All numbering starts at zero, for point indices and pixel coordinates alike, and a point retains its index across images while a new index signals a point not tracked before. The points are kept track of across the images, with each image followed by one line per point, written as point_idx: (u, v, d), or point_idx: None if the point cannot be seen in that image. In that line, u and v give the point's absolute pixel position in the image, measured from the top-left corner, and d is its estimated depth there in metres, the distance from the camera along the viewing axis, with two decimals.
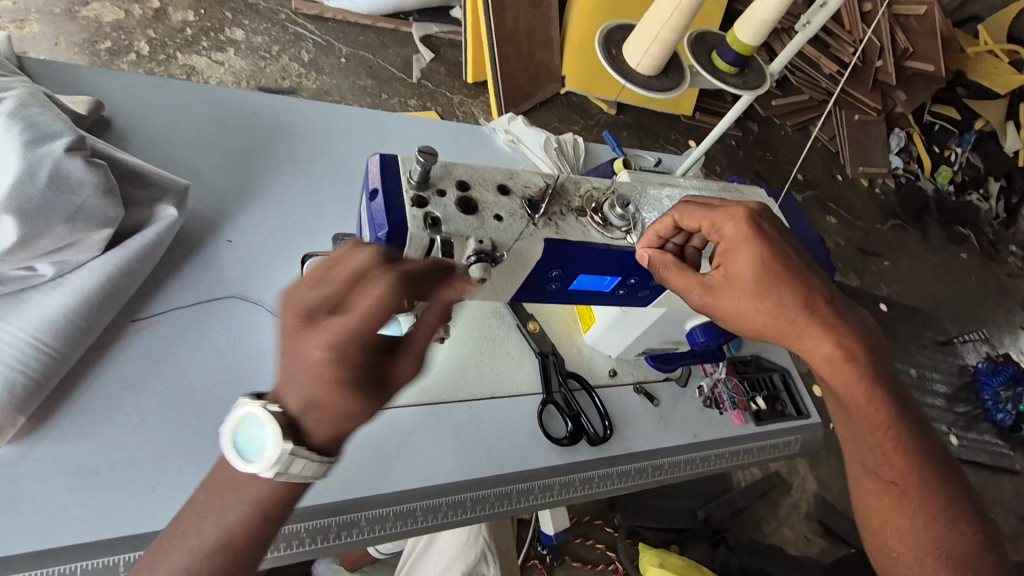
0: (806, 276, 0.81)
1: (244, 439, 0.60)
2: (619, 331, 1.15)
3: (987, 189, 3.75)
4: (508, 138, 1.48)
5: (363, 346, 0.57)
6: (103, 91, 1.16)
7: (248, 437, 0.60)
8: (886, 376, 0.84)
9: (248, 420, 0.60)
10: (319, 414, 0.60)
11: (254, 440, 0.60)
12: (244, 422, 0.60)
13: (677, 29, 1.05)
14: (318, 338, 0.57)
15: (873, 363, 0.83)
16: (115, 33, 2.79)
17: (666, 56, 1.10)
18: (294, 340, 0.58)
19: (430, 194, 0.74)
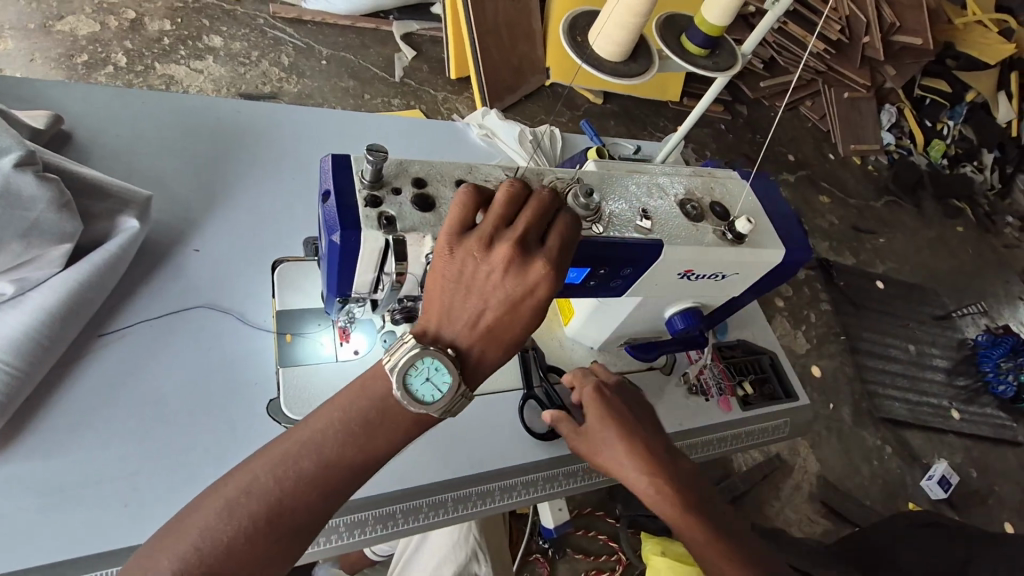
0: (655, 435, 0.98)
1: (420, 379, 0.67)
2: (599, 322, 1.13)
3: (981, 160, 3.73)
4: (481, 132, 1.46)
5: (554, 261, 0.68)
6: (68, 106, 1.14)
7: (427, 377, 0.67)
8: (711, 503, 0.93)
9: (434, 359, 0.66)
10: (500, 338, 0.69)
11: (435, 381, 0.67)
12: (423, 362, 0.67)
13: (640, 13, 1.03)
14: (515, 259, 0.66)
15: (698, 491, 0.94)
16: (91, 46, 2.77)
17: (631, 41, 1.08)
18: (484, 262, 0.66)
19: (384, 193, 0.72)
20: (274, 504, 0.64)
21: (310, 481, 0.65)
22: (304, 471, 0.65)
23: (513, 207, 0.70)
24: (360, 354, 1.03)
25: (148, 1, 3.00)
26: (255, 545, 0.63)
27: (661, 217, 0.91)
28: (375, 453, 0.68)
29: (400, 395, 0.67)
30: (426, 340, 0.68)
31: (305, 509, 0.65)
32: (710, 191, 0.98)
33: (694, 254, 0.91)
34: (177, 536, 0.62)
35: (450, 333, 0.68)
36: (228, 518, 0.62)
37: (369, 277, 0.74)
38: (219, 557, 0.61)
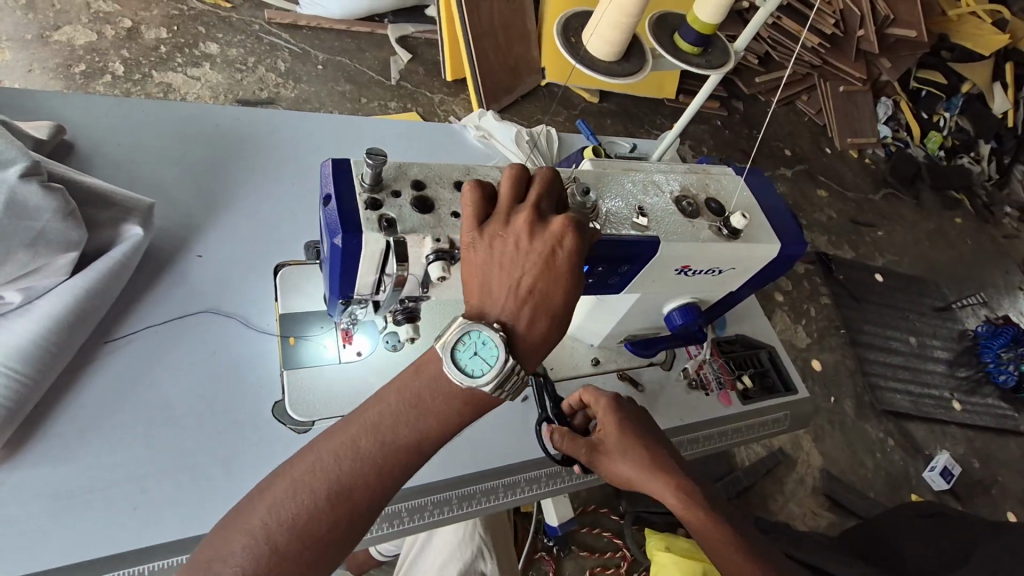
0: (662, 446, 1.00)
1: (468, 354, 0.67)
2: (598, 318, 1.14)
3: (978, 151, 3.73)
4: (479, 134, 1.48)
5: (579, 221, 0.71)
6: (70, 117, 1.16)
7: (475, 351, 0.66)
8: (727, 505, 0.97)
9: (481, 333, 0.66)
10: (546, 303, 0.68)
11: (482, 355, 0.66)
12: (469, 337, 0.67)
13: (633, 13, 1.05)
14: (534, 222, 0.69)
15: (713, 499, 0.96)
16: (88, 55, 2.79)
17: (624, 42, 1.09)
18: (507, 232, 0.69)
19: (384, 195, 0.74)
20: (328, 489, 0.65)
21: (366, 467, 0.66)
22: (360, 452, 0.66)
23: (520, 188, 0.73)
24: (363, 355, 1.04)
25: (144, 9, 3.02)
26: (309, 530, 0.63)
27: (658, 214, 0.92)
28: (423, 435, 0.67)
29: (450, 371, 0.67)
30: (473, 319, 0.68)
31: (363, 494, 0.66)
32: (705, 188, 0.99)
33: (690, 250, 0.92)
34: (240, 525, 0.63)
35: (495, 308, 0.68)
36: (286, 501, 0.64)
37: (371, 279, 0.76)
38: (277, 543, 0.62)
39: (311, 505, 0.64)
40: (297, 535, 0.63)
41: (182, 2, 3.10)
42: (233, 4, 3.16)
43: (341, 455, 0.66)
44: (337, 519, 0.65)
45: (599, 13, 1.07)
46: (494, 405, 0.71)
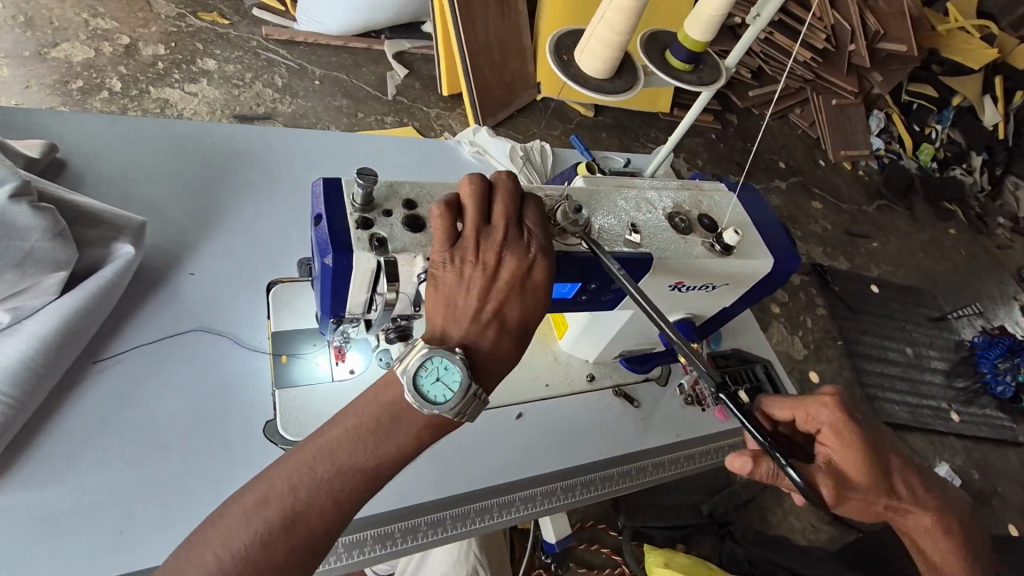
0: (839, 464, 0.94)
1: (430, 380, 0.66)
2: (593, 334, 1.14)
3: (970, 163, 3.77)
4: (473, 149, 1.49)
5: (538, 245, 0.73)
6: (64, 134, 1.16)
7: (438, 377, 0.66)
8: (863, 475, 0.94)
9: (443, 358, 0.66)
10: (508, 324, 0.70)
11: (445, 381, 0.66)
12: (431, 362, 0.66)
13: (624, 32, 1.06)
14: (498, 246, 0.70)
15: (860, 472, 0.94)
16: (86, 72, 2.80)
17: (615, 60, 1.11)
18: (471, 256, 0.69)
19: (375, 215, 0.73)
20: (282, 517, 0.63)
21: (322, 494, 0.65)
22: (316, 477, 0.65)
23: (485, 204, 0.73)
24: (355, 373, 1.03)
25: (142, 26, 3.04)
26: (263, 559, 0.62)
27: (650, 230, 0.92)
28: (381, 457, 0.67)
29: (411, 396, 0.66)
30: (434, 342, 0.68)
31: (321, 518, 0.65)
32: (698, 204, 1.00)
33: (684, 266, 0.92)
34: (193, 557, 0.62)
35: (457, 331, 0.68)
36: (237, 534, 0.62)
37: (362, 297, 0.75)
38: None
39: (264, 535, 0.62)
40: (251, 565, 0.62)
41: (179, 18, 3.12)
42: (231, 21, 3.19)
43: (298, 482, 0.64)
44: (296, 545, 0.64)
45: (591, 32, 1.08)
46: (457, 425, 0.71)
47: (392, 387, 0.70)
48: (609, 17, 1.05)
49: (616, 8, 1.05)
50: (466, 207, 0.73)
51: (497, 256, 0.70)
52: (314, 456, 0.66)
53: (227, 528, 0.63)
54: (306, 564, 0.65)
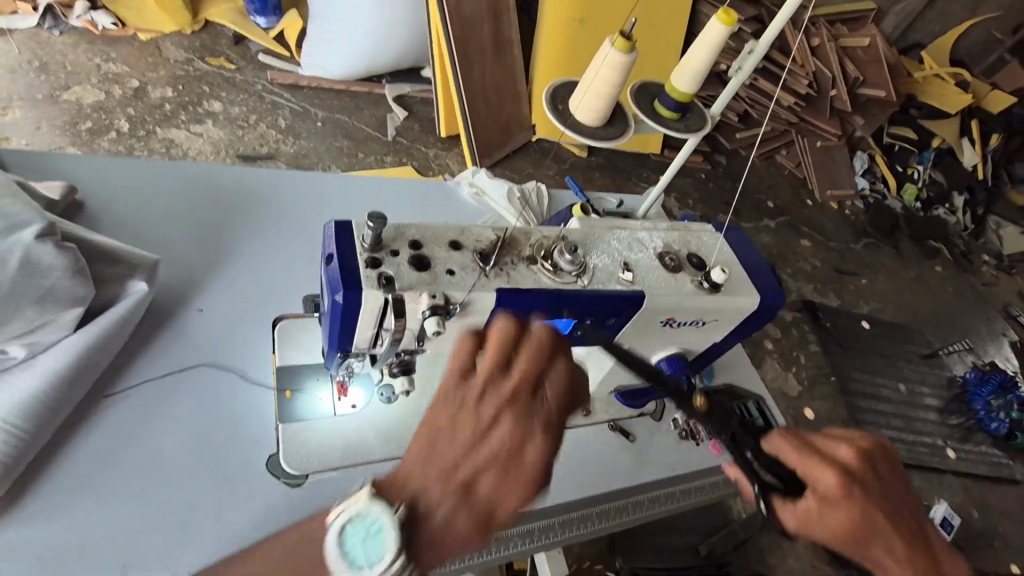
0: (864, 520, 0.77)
1: (358, 536, 0.64)
2: (588, 369, 1.17)
3: (953, 203, 3.91)
4: (472, 191, 1.54)
5: (545, 427, 0.72)
6: (80, 175, 1.21)
7: (367, 535, 0.64)
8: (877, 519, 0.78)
9: (376, 518, 0.63)
10: (472, 497, 0.66)
11: (373, 542, 0.63)
12: (364, 517, 0.64)
13: (615, 84, 1.14)
14: (500, 403, 0.71)
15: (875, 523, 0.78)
16: (95, 113, 2.90)
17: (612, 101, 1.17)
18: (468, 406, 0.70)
19: (383, 254, 0.78)
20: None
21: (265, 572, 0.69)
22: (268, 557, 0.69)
23: (510, 351, 0.75)
24: (357, 408, 1.04)
25: (151, 70, 3.16)
26: None
27: (642, 269, 0.97)
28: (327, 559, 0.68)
29: (331, 547, 0.66)
30: (388, 492, 0.66)
31: None
32: (687, 244, 1.05)
33: (674, 302, 0.96)
34: None
35: (419, 487, 0.66)
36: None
37: (369, 333, 0.79)
38: None
39: None
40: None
41: (188, 63, 3.25)
42: (237, 65, 3.32)
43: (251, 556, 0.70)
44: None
45: (584, 84, 1.16)
46: None
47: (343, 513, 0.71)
48: (600, 70, 1.13)
49: (607, 64, 1.12)
50: (493, 347, 0.75)
51: (492, 415, 0.70)
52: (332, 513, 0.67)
53: None
54: None
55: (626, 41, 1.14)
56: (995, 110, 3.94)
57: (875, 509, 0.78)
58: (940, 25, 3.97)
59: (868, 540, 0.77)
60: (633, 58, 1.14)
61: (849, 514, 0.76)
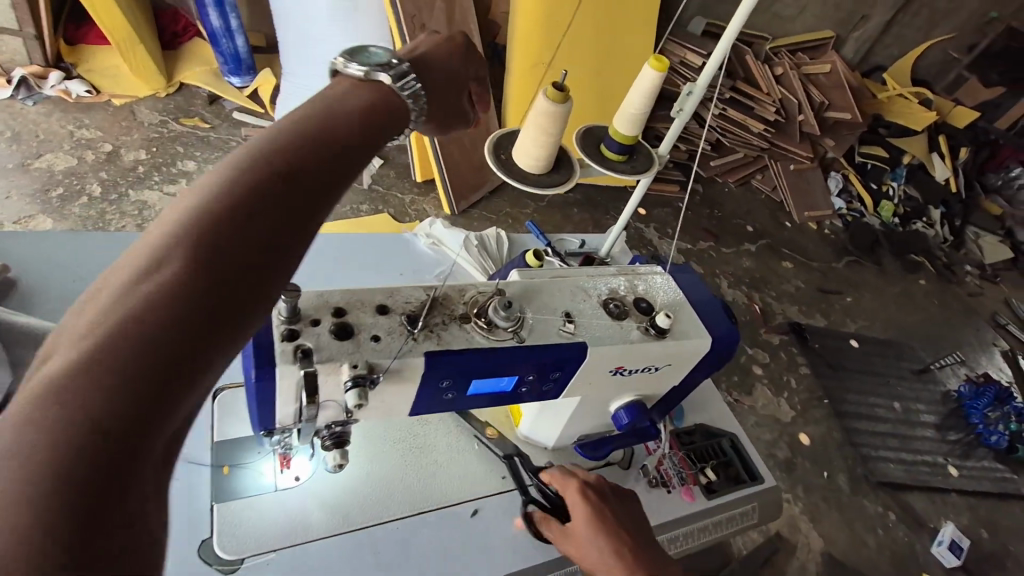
0: (597, 513, 0.92)
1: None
2: (546, 420, 1.12)
3: (930, 216, 3.96)
4: (429, 241, 1.54)
5: None
6: (19, 252, 1.19)
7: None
8: (609, 519, 0.91)
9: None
10: None
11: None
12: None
13: (551, 132, 1.14)
14: None
15: (606, 519, 0.91)
16: (67, 179, 2.91)
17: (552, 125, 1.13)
18: None
19: (302, 325, 0.75)
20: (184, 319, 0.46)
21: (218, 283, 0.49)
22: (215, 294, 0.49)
23: None
24: (301, 480, 1.01)
25: (125, 134, 3.17)
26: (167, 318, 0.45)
27: (585, 319, 0.94)
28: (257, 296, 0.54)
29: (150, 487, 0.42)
30: None
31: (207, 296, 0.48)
32: (634, 288, 1.03)
33: (620, 351, 0.93)
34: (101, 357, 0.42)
35: None
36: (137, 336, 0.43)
37: (291, 408, 0.75)
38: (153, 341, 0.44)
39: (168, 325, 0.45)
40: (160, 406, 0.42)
41: (162, 124, 3.27)
42: (212, 124, 3.35)
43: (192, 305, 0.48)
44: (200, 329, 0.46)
45: (523, 133, 1.15)
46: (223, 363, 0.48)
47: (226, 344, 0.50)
48: (538, 119, 1.13)
49: (541, 113, 1.12)
50: None
51: None
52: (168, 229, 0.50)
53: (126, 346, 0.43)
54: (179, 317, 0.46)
55: (559, 91, 1.15)
56: (960, 125, 4.04)
57: (608, 513, 0.92)
58: (898, 48, 4.08)
59: (595, 531, 0.90)
60: (567, 106, 1.15)
61: (581, 502, 0.93)
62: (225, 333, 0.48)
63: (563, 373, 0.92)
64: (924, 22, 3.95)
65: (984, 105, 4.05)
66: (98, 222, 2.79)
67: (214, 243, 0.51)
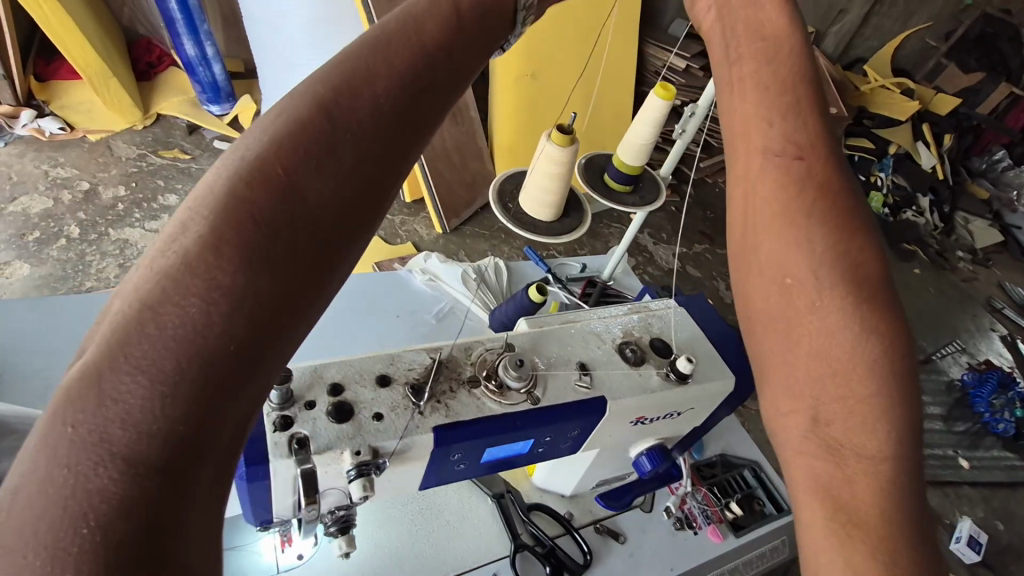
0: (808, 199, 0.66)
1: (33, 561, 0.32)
2: (564, 470, 1.06)
3: (919, 205, 3.90)
4: (425, 278, 1.48)
5: None
6: (3, 332, 1.17)
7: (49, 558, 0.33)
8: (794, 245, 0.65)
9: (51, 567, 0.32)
10: None
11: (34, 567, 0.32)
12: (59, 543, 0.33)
13: (562, 175, 1.05)
14: None
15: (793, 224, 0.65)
16: (44, 222, 2.80)
17: None
18: None
19: (297, 409, 0.67)
20: (184, 279, 0.42)
21: (220, 235, 0.45)
22: (219, 245, 0.44)
23: None
24: (304, 559, 0.94)
25: (102, 170, 3.05)
26: (171, 282, 0.42)
27: (601, 369, 0.87)
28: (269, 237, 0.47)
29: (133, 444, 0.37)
30: None
31: (217, 248, 0.44)
32: (648, 328, 0.96)
33: (641, 401, 0.87)
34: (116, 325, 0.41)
35: None
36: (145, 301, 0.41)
37: (291, 500, 0.68)
38: (148, 304, 0.41)
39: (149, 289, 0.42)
40: (195, 377, 0.40)
41: (140, 158, 3.14)
42: (192, 155, 3.22)
43: (196, 264, 0.43)
44: (232, 293, 0.43)
45: (528, 179, 1.07)
46: (216, 313, 0.42)
47: (228, 291, 0.43)
48: (542, 163, 1.06)
49: (546, 158, 1.05)
50: None
51: None
52: (164, 247, 0.44)
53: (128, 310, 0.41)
54: (176, 280, 0.42)
55: (563, 134, 1.09)
56: (942, 112, 4.04)
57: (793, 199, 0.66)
58: (877, 40, 4.10)
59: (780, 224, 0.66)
60: (574, 149, 1.09)
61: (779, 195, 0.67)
62: (234, 293, 0.43)
63: (565, 439, 0.85)
64: (901, 13, 3.98)
65: (964, 92, 4.06)
66: (78, 265, 2.69)
67: (236, 201, 0.47)
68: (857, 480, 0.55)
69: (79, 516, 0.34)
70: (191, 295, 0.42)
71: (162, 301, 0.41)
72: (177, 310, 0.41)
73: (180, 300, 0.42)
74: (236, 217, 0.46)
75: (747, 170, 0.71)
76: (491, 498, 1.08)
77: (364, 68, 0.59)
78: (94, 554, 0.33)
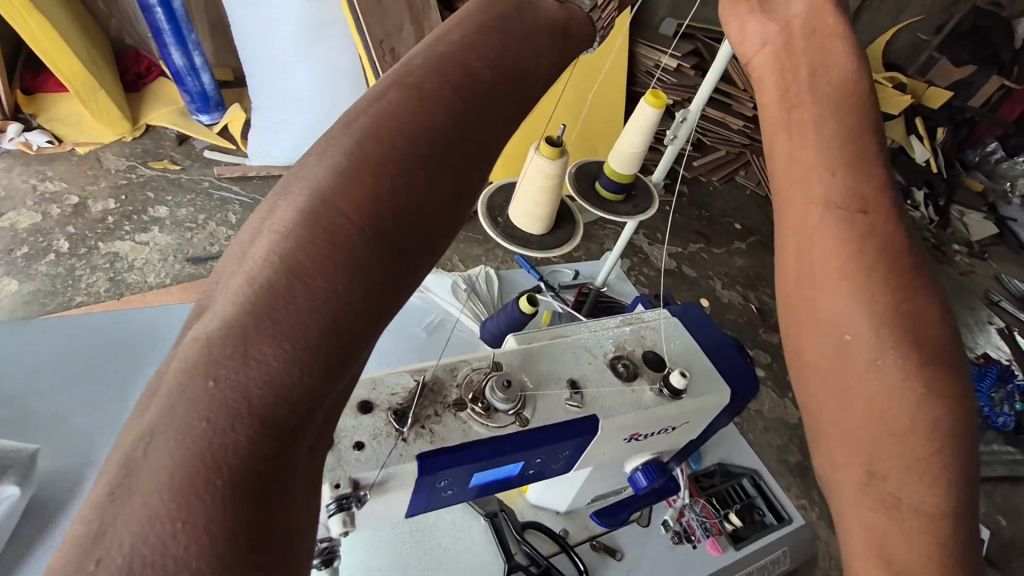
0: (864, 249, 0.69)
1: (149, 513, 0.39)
2: (557, 488, 1.04)
3: (914, 199, 3.89)
4: (414, 289, 1.45)
5: None
6: None
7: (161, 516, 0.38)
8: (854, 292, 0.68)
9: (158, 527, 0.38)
10: None
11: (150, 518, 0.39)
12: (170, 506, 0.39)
13: (551, 187, 1.03)
14: None
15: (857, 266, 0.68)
16: (32, 237, 2.77)
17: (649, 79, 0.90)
18: None
19: None
20: (290, 283, 0.48)
21: (320, 246, 0.49)
22: (321, 256, 0.49)
23: None
24: None
25: (91, 183, 3.01)
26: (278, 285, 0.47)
27: (593, 387, 0.84)
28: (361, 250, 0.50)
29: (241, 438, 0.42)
30: None
31: (320, 257, 0.49)
32: (641, 340, 0.93)
33: (634, 420, 0.84)
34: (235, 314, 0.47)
35: None
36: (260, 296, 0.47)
37: None
38: (259, 301, 0.47)
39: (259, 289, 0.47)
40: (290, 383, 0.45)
41: (130, 170, 3.11)
42: (182, 166, 3.19)
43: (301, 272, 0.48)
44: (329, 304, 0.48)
45: (517, 189, 1.05)
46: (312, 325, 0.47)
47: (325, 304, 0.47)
48: (531, 174, 1.03)
49: (533, 171, 1.03)
50: None
51: None
52: (274, 247, 0.50)
53: (241, 301, 0.47)
54: (284, 284, 0.48)
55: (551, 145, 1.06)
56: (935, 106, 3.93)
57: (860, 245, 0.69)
58: (870, 34, 4.09)
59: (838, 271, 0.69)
60: (563, 160, 1.06)
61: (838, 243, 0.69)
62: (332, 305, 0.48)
63: (557, 462, 0.83)
64: (892, 7, 3.97)
65: (955, 85, 4.03)
66: (68, 280, 2.66)
67: (335, 210, 0.52)
68: (912, 537, 0.62)
69: (210, 469, 0.41)
70: (295, 302, 0.47)
71: (268, 302, 0.47)
72: (286, 313, 0.46)
73: (285, 305, 0.47)
74: (324, 239, 0.50)
75: (805, 222, 0.72)
76: (484, 517, 1.05)
77: (466, 78, 0.63)
78: (215, 522, 0.39)
